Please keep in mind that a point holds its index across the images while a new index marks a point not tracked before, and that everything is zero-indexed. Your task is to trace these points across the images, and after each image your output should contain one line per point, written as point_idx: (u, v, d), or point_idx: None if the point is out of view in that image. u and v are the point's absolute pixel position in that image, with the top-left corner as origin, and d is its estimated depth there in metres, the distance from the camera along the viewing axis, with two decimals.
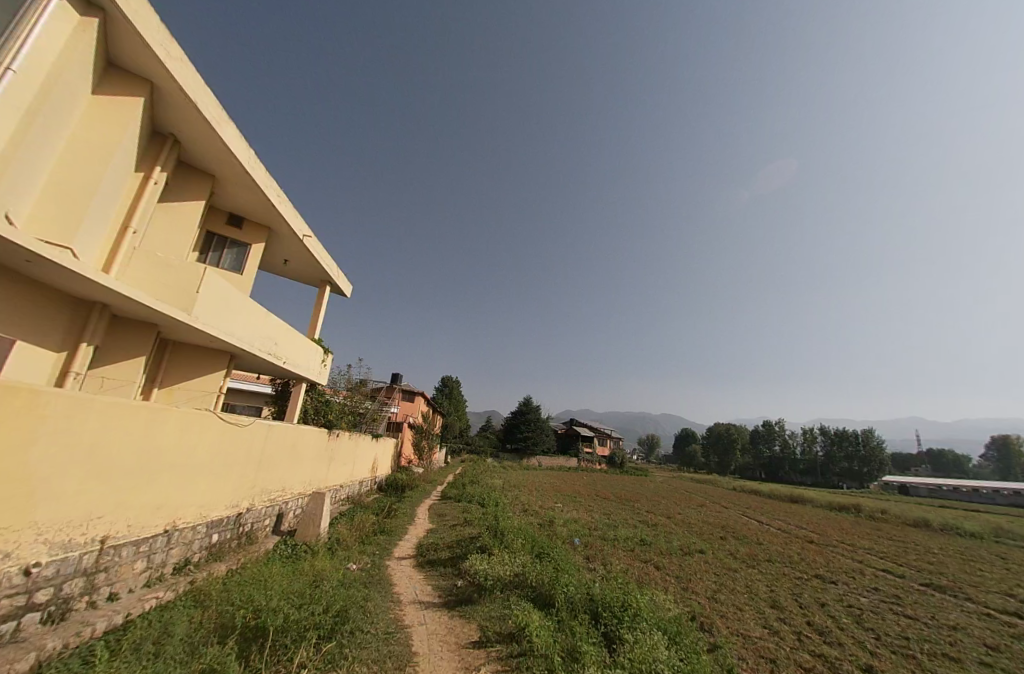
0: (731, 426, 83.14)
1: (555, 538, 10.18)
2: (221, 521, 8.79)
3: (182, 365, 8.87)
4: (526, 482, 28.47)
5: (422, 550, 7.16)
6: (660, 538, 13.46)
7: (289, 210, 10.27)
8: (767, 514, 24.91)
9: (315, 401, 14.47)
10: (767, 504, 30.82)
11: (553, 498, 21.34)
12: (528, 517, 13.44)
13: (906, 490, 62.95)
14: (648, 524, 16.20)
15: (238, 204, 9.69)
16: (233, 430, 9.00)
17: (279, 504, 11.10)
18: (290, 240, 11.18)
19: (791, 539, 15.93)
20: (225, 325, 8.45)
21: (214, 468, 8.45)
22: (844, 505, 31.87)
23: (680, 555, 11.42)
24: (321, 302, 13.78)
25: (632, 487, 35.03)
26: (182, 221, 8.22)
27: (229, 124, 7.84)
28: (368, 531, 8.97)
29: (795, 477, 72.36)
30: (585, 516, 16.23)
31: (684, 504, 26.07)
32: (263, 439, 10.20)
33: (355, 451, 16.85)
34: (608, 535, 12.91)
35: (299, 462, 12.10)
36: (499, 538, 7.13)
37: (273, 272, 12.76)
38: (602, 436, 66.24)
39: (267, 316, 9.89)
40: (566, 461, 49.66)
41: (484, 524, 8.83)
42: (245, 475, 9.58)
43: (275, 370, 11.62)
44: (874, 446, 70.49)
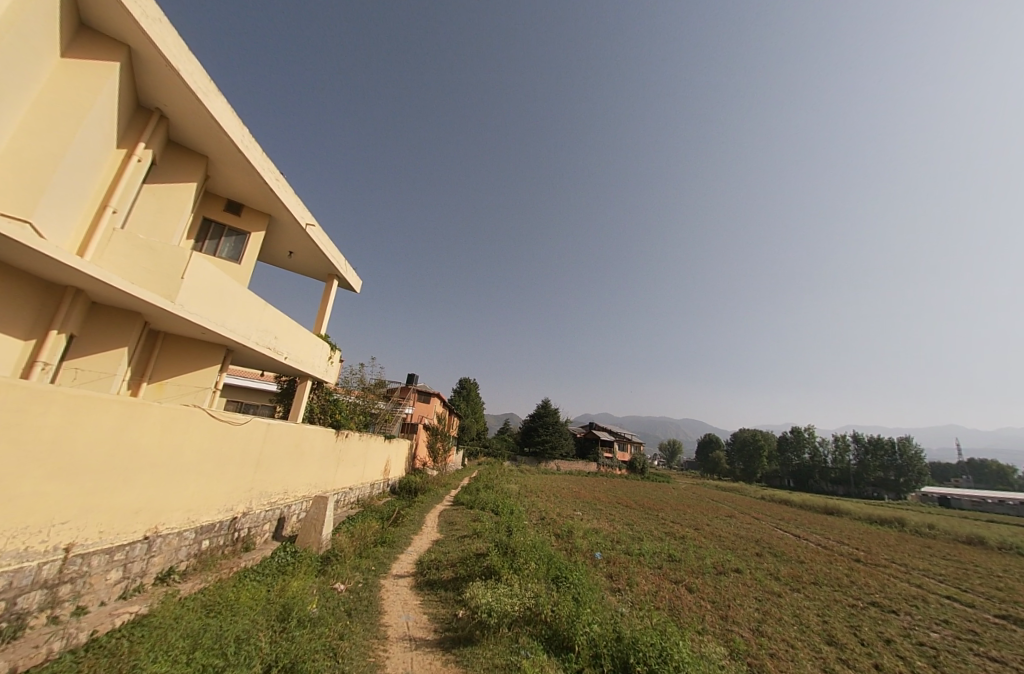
0: (757, 432, 80.13)
1: (574, 556, 9.14)
2: (212, 527, 8.14)
3: (175, 358, 8.29)
4: (545, 487, 27.47)
5: (422, 569, 6.28)
6: (691, 554, 12.27)
7: (290, 196, 9.68)
8: (803, 527, 23.21)
9: (322, 400, 13.88)
10: (801, 515, 29.01)
11: (572, 506, 20.31)
12: (545, 527, 12.51)
13: (949, 502, 59.16)
14: (676, 536, 15.01)
15: (236, 189, 9.14)
16: (227, 429, 8.37)
17: (280, 508, 10.46)
18: (293, 229, 10.58)
19: (835, 558, 14.46)
20: (217, 315, 7.84)
21: (204, 469, 7.80)
22: (885, 518, 29.71)
23: (715, 576, 10.23)
24: (328, 296, 13.18)
25: (654, 495, 33.58)
26: (171, 204, 7.68)
27: (218, 97, 7.25)
28: (367, 541, 8.14)
29: (827, 486, 69.10)
30: (607, 527, 15.17)
31: (711, 514, 24.59)
32: (262, 438, 9.56)
33: (366, 453, 16.22)
34: (632, 550, 11.80)
35: (303, 464, 11.47)
36: (511, 556, 6.22)
37: (278, 264, 12.23)
38: (621, 441, 64.60)
39: (265, 307, 9.26)
40: (585, 466, 48.37)
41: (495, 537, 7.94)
42: (242, 477, 8.95)
43: (278, 366, 11.04)
44: (912, 456, 66.75)
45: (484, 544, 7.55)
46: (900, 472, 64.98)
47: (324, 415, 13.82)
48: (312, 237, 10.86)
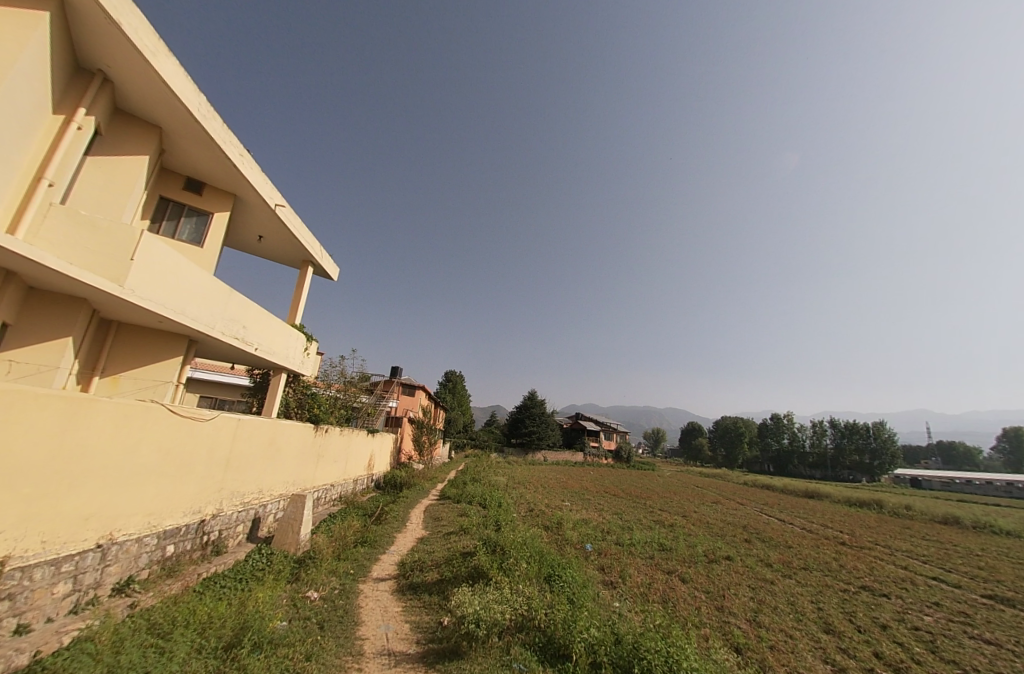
0: (739, 419, 81.67)
1: (566, 550, 8.82)
2: (177, 531, 7.54)
3: (131, 349, 7.62)
4: (532, 478, 27.28)
5: (405, 571, 5.85)
6: (682, 542, 12.12)
7: (256, 174, 8.98)
8: (786, 511, 23.53)
9: (299, 394, 13.25)
10: (783, 500, 29.55)
11: (561, 496, 20.12)
12: (534, 520, 12.22)
13: (920, 483, 61.40)
14: (665, 525, 14.94)
15: (195, 165, 8.42)
16: (192, 426, 7.74)
17: (255, 508, 9.89)
18: (261, 210, 9.88)
19: (822, 542, 14.55)
20: (175, 303, 7.19)
21: (165, 470, 7.19)
22: (863, 501, 30.49)
23: (708, 565, 10.06)
24: (303, 284, 12.51)
25: (640, 483, 33.85)
26: (119, 178, 6.97)
27: (169, 59, 6.53)
28: (347, 541, 7.66)
29: (805, 470, 71.02)
30: (596, 517, 14.99)
31: (697, 500, 24.79)
32: (232, 435, 8.95)
33: (347, 448, 15.64)
34: (623, 540, 11.58)
35: (279, 461, 10.88)
36: (500, 555, 5.84)
37: (247, 249, 11.49)
38: (607, 430, 65.04)
39: (231, 294, 8.59)
40: (572, 456, 48.53)
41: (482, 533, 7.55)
42: (210, 478, 8.35)
43: (248, 358, 10.38)
44: (885, 439, 69.07)
45: (471, 542, 7.14)
46: (874, 455, 67.15)
47: (301, 410, 13.20)
48: (283, 220, 10.18)
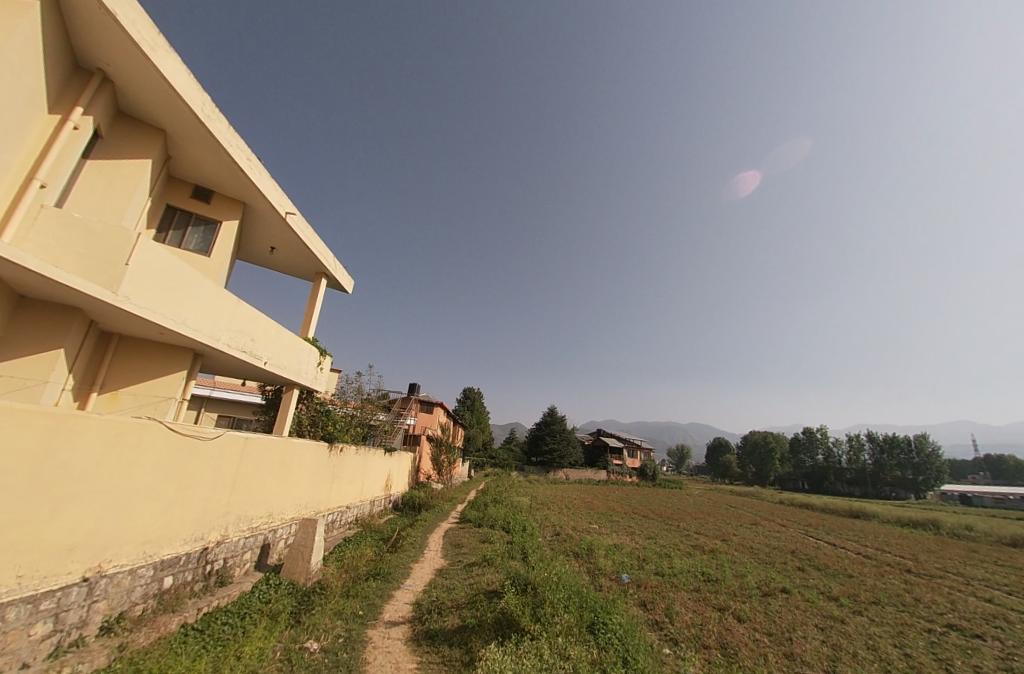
0: (769, 434, 78.28)
1: (602, 585, 7.82)
2: (177, 561, 6.92)
3: (132, 363, 7.18)
4: (556, 499, 26.03)
5: (421, 615, 5.04)
6: (727, 572, 10.91)
7: (265, 180, 8.62)
8: (834, 533, 21.69)
9: (313, 411, 12.71)
10: (827, 521, 27.47)
11: (588, 519, 18.93)
12: (563, 547, 11.23)
13: (971, 501, 57.17)
14: (705, 551, 13.68)
15: (203, 170, 8.10)
16: (194, 445, 7.17)
17: (264, 533, 9.24)
18: (271, 220, 9.53)
19: (884, 570, 13.06)
20: (174, 312, 6.69)
21: (163, 493, 6.60)
22: (916, 521, 28.10)
23: (764, 601, 8.88)
24: (317, 296, 12.08)
25: (669, 502, 32.13)
26: (119, 182, 6.65)
27: (169, 54, 6.20)
28: (357, 573, 6.88)
29: (843, 488, 67.12)
30: (629, 542, 13.85)
31: (734, 522, 23.14)
32: (239, 455, 8.36)
33: (364, 468, 14.98)
34: (663, 570, 10.47)
35: (290, 482, 10.26)
36: (532, 595, 4.99)
37: (259, 261, 11.19)
38: (631, 447, 63.02)
39: (239, 304, 8.11)
40: (595, 474, 46.87)
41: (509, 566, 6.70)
42: (215, 501, 7.73)
43: (259, 373, 9.90)
44: (930, 453, 64.99)
45: (496, 577, 6.26)
46: (918, 471, 63.12)
47: (314, 428, 12.64)
48: (294, 229, 9.79)
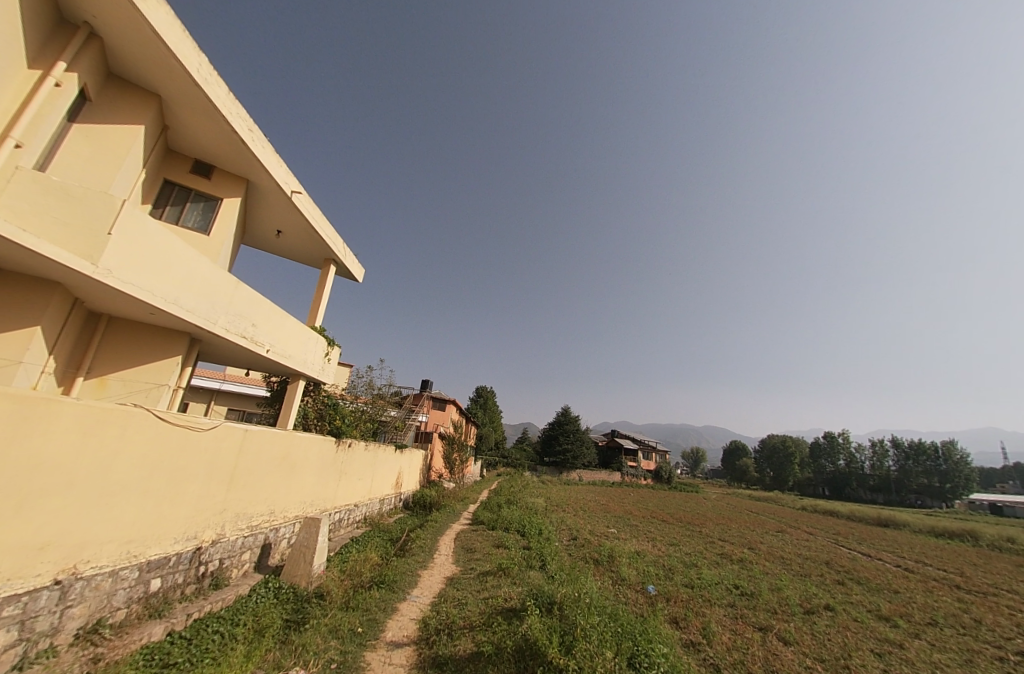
0: (788, 438, 76.11)
1: (629, 601, 7.07)
2: (165, 562, 6.39)
3: (122, 347, 6.66)
4: (571, 500, 25.24)
5: (428, 636, 4.40)
6: (762, 585, 10.04)
7: (268, 153, 8.05)
8: (866, 543, 20.48)
9: (321, 405, 12.17)
10: (855, 529, 26.14)
11: (606, 522, 18.12)
12: (582, 553, 10.49)
13: (1003, 511, 54.60)
14: (733, 560, 12.79)
15: (202, 141, 7.57)
16: (186, 436, 6.63)
17: (265, 532, 8.72)
18: (276, 199, 8.97)
19: (932, 586, 12.03)
20: (163, 289, 6.12)
21: (150, 488, 6.06)
22: (951, 531, 26.59)
23: (809, 621, 8.01)
24: (325, 284, 11.52)
25: (687, 506, 31.08)
26: (109, 149, 6.15)
27: (161, 5, 5.62)
28: (358, 583, 6.23)
29: (866, 495, 64.82)
30: (652, 549, 13.03)
31: (758, 529, 22.07)
32: (238, 448, 7.82)
33: (373, 465, 14.42)
34: (692, 582, 9.64)
35: (294, 479, 9.70)
36: (559, 619, 4.29)
37: (266, 246, 10.69)
38: (645, 448, 61.87)
39: (238, 286, 7.55)
40: (609, 476, 45.93)
41: (529, 580, 6.00)
42: (209, 497, 7.18)
43: (263, 362, 9.37)
44: (958, 461, 62.38)
45: (514, 592, 5.55)
46: (946, 478, 60.65)
47: (322, 422, 12.10)
48: (300, 209, 9.21)
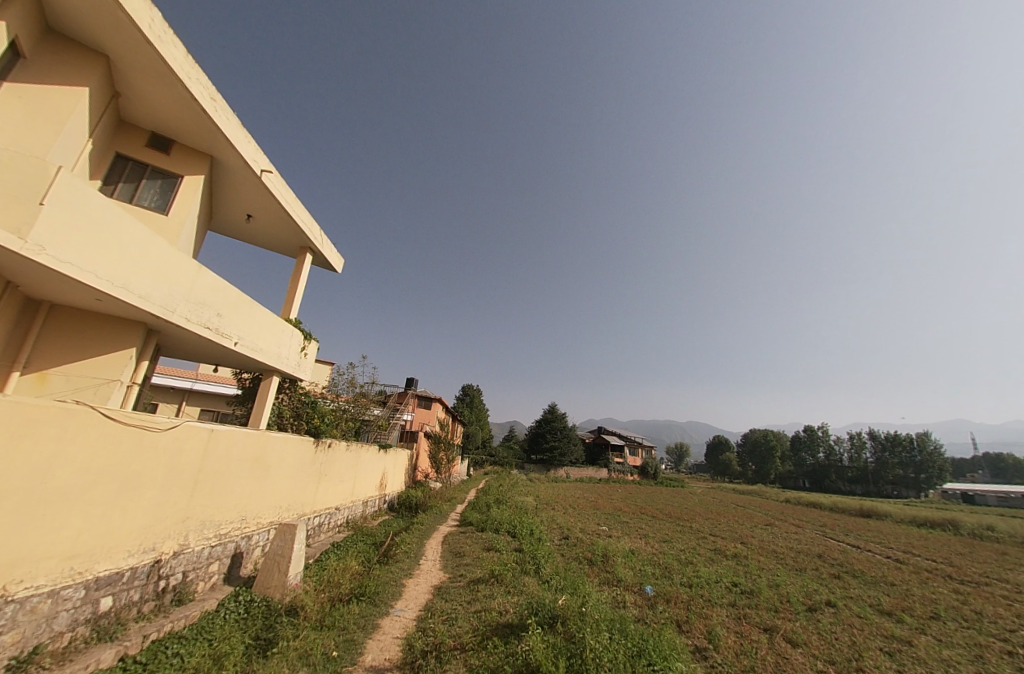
0: (770, 432, 77.40)
1: (630, 609, 6.64)
2: (118, 578, 5.69)
3: (68, 338, 5.92)
4: (560, 498, 24.88)
5: (415, 662, 3.90)
6: (760, 581, 9.77)
7: (234, 127, 7.36)
8: (853, 534, 20.64)
9: (297, 403, 11.45)
10: (839, 521, 26.44)
11: (597, 520, 17.78)
12: (576, 554, 10.07)
13: (974, 500, 56.41)
14: (728, 555, 12.57)
15: (158, 110, 6.85)
16: (140, 437, 5.94)
17: (236, 540, 8.05)
18: (245, 179, 8.26)
19: (926, 577, 11.96)
20: (111, 272, 5.42)
21: (97, 496, 5.37)
22: (931, 521, 27.13)
23: (813, 620, 7.73)
24: (301, 274, 10.81)
25: (675, 502, 31.07)
26: (47, 112, 5.42)
27: None
28: (335, 598, 5.64)
29: (844, 486, 66.26)
30: (646, 547, 12.72)
31: (747, 523, 22.07)
32: (202, 450, 7.12)
33: (356, 465, 13.76)
34: (691, 580, 9.32)
35: (268, 482, 9.02)
36: (565, 641, 3.82)
37: (235, 232, 9.95)
38: (631, 445, 62.05)
39: (200, 272, 6.85)
40: (597, 472, 45.87)
41: (524, 590, 5.53)
42: (170, 505, 6.49)
43: (233, 357, 8.66)
44: (932, 452, 64.34)
45: (510, 605, 5.06)
46: (920, 468, 62.43)
47: (298, 422, 11.38)
48: (272, 190, 8.52)
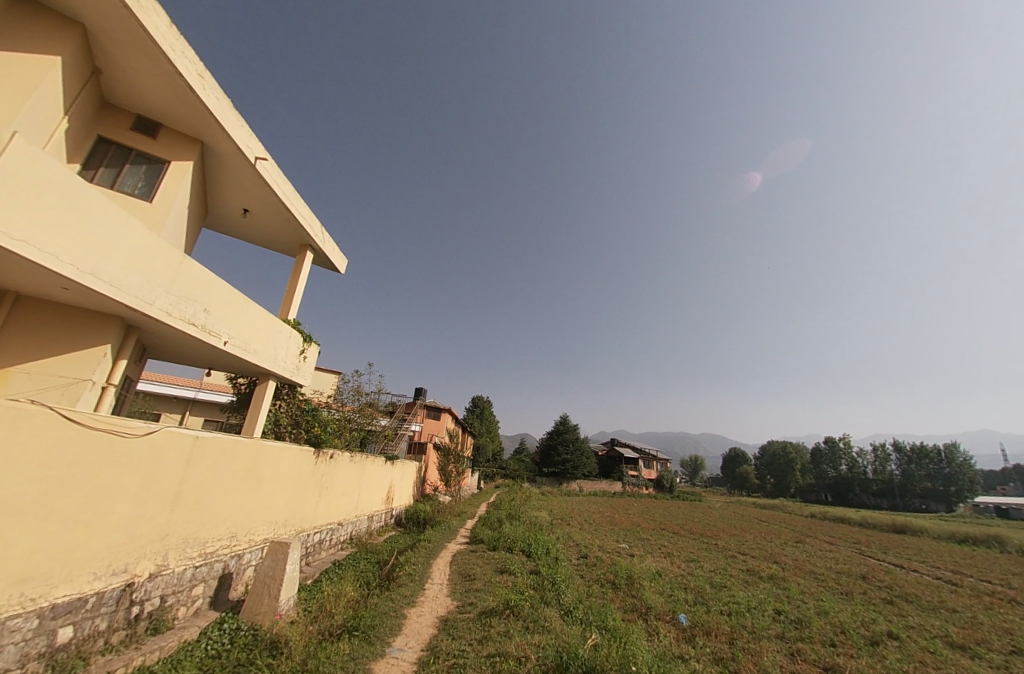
0: (789, 444, 75.03)
1: (670, 649, 5.68)
2: (80, 605, 4.94)
3: (33, 332, 5.31)
4: (575, 513, 23.79)
5: None
6: (806, 608, 8.72)
7: (225, 108, 6.82)
8: (891, 552, 19.23)
9: (296, 411, 10.77)
10: (873, 537, 24.84)
11: (616, 537, 16.70)
12: (598, 577, 9.12)
13: (1009, 514, 53.61)
14: (763, 577, 11.46)
15: (144, 89, 6.35)
16: (110, 443, 5.27)
17: (224, 560, 7.31)
18: (238, 168, 7.73)
19: (989, 602, 10.73)
20: (76, 254, 4.80)
21: (56, 509, 4.68)
22: (972, 537, 25.34)
23: (878, 656, 6.70)
24: (300, 273, 10.22)
25: (694, 517, 29.67)
26: (14, 82, 4.94)
27: None
28: (322, 636, 4.80)
29: (869, 500, 63.54)
30: (673, 567, 11.67)
31: (776, 539, 20.75)
32: (185, 460, 6.44)
33: (360, 478, 12.97)
34: (729, 606, 8.32)
35: (261, 495, 8.29)
36: None
37: (231, 227, 9.44)
38: (646, 457, 60.37)
39: (183, 261, 6.24)
40: (611, 485, 44.48)
41: (546, 630, 4.65)
42: (146, 520, 5.78)
43: (225, 359, 8.03)
44: (961, 463, 61.59)
45: (531, 649, 4.20)
46: (949, 481, 59.68)
47: (297, 431, 10.69)
48: (268, 180, 7.96)
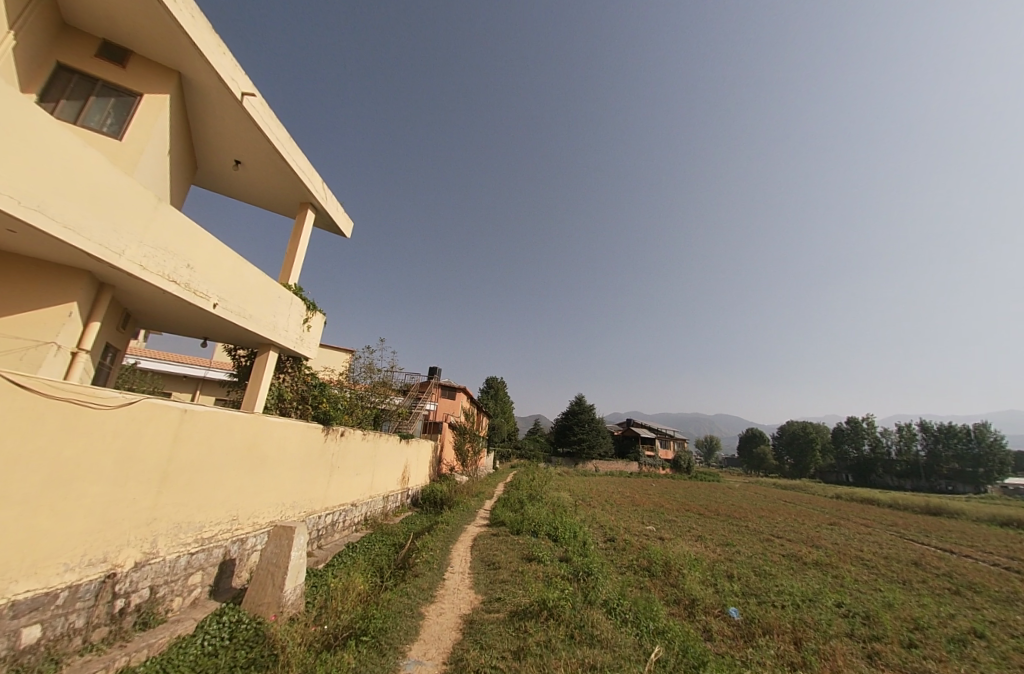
0: (810, 423, 73.20)
1: (731, 657, 4.79)
2: (49, 601, 4.28)
3: None
4: (595, 494, 23.06)
5: None
6: (869, 601, 7.77)
7: (203, 30, 5.84)
8: (934, 536, 18.04)
9: (302, 386, 10.05)
10: (909, 519, 23.60)
11: (642, 519, 15.90)
12: (633, 564, 8.28)
13: None
14: (808, 564, 10.54)
15: (106, 5, 5.39)
16: (75, 416, 4.52)
17: (225, 545, 6.67)
18: (224, 108, 6.78)
19: None
20: (18, 187, 3.94)
21: (10, 491, 3.97)
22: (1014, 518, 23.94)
23: (969, 660, 5.75)
24: (302, 235, 9.34)
25: (716, 497, 28.77)
26: None
27: None
28: (322, 643, 4.01)
29: (893, 480, 61.74)
30: (708, 553, 10.81)
31: (808, 522, 19.73)
32: (172, 435, 5.71)
33: (373, 457, 12.31)
34: (783, 598, 7.41)
35: (265, 475, 7.61)
36: None
37: (223, 182, 8.56)
38: (664, 439, 59.55)
39: (157, 208, 5.37)
40: (628, 466, 43.81)
41: (595, 645, 3.76)
42: (126, 502, 5.07)
43: (218, 326, 7.24)
44: (993, 443, 59.22)
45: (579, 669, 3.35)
46: (981, 461, 57.49)
47: (304, 407, 9.99)
48: (258, 122, 7.00)
